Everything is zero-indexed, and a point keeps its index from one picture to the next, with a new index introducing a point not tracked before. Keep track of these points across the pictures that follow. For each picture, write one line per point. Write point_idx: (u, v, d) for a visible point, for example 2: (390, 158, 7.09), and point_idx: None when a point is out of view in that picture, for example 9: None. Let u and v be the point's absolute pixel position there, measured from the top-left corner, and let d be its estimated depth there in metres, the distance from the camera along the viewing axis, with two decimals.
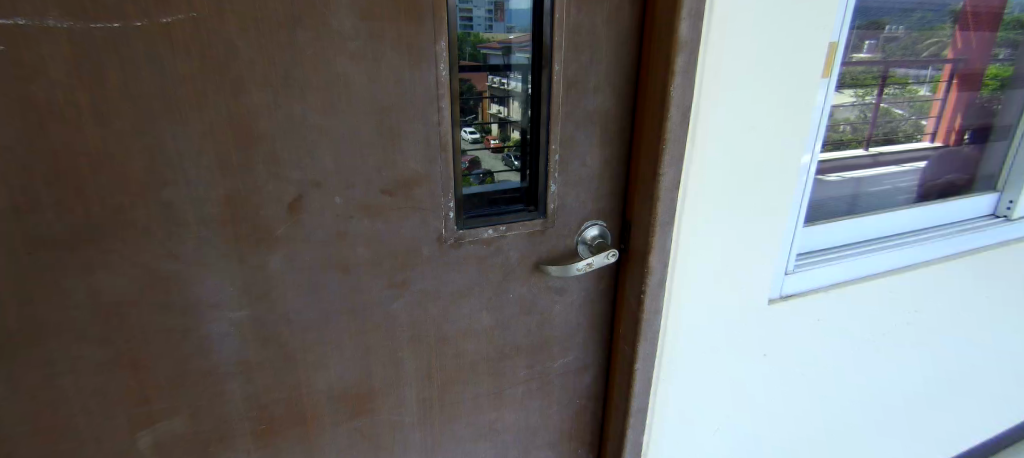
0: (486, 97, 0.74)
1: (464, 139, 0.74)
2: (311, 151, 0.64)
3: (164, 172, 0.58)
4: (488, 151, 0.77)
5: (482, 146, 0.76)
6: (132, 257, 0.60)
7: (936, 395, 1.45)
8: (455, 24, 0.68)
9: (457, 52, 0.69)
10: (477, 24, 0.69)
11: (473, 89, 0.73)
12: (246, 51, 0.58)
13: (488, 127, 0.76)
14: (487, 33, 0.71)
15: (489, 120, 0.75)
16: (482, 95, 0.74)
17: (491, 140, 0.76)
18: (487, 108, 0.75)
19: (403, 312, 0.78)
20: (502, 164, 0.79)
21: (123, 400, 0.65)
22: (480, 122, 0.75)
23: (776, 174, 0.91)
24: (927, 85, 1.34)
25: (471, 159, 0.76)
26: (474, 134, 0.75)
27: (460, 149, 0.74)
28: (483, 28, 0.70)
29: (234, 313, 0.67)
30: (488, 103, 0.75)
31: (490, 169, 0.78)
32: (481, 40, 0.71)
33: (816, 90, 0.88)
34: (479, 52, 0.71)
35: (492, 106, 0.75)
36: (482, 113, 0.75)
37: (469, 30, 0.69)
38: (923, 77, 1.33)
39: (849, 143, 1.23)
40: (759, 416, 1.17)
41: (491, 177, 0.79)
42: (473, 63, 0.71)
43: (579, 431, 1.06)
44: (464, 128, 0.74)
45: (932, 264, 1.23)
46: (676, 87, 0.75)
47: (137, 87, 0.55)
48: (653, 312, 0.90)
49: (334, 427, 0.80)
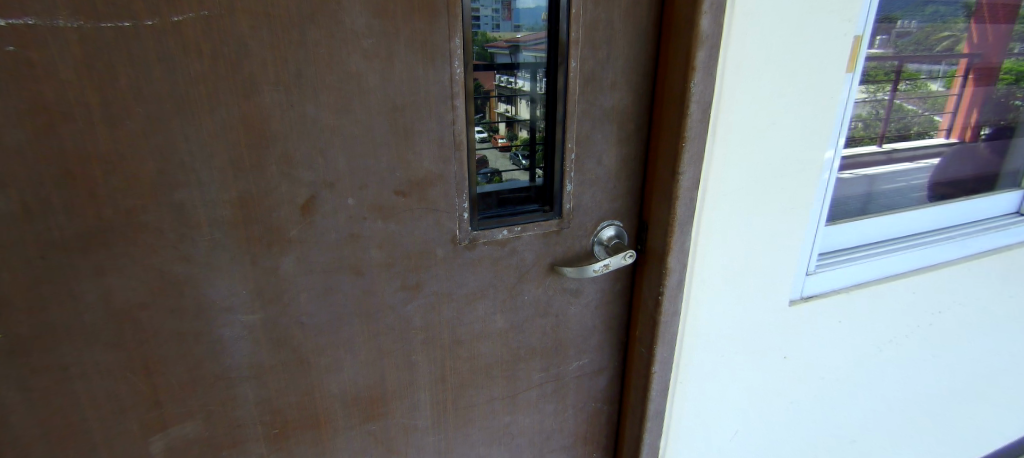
0: (494, 96, 0.72)
1: (475, 139, 0.72)
2: (323, 151, 0.63)
3: (176, 174, 0.57)
4: (496, 150, 0.75)
5: (490, 145, 0.74)
6: (143, 259, 0.59)
7: (958, 397, 1.41)
8: (466, 22, 0.66)
9: (469, 51, 0.68)
10: (484, 23, 0.67)
11: (482, 88, 0.71)
12: (258, 50, 0.57)
13: (495, 125, 0.74)
14: (494, 32, 0.69)
15: (497, 119, 0.73)
16: (490, 94, 0.71)
17: (499, 138, 0.75)
18: (495, 107, 0.73)
19: (416, 315, 0.77)
20: (510, 163, 0.77)
21: (136, 405, 0.64)
22: (488, 121, 0.73)
23: (799, 172, 0.89)
24: (940, 81, 1.30)
25: (480, 158, 0.74)
26: (482, 133, 0.73)
27: (471, 149, 0.72)
28: (490, 27, 0.68)
29: (246, 317, 0.66)
30: (495, 102, 0.73)
31: (498, 169, 0.76)
32: (489, 39, 0.69)
33: (840, 85, 0.86)
34: (486, 52, 0.69)
35: (500, 105, 0.73)
36: (490, 112, 0.73)
37: (476, 30, 0.67)
38: (936, 73, 1.28)
39: (858, 140, 1.19)
40: (776, 419, 1.14)
41: (500, 176, 0.77)
42: (483, 62, 0.70)
43: (595, 434, 1.04)
44: (475, 127, 0.72)
45: (957, 264, 1.20)
46: (697, 82, 0.73)
47: (147, 87, 0.54)
48: (672, 314, 0.88)
49: (347, 431, 0.79)
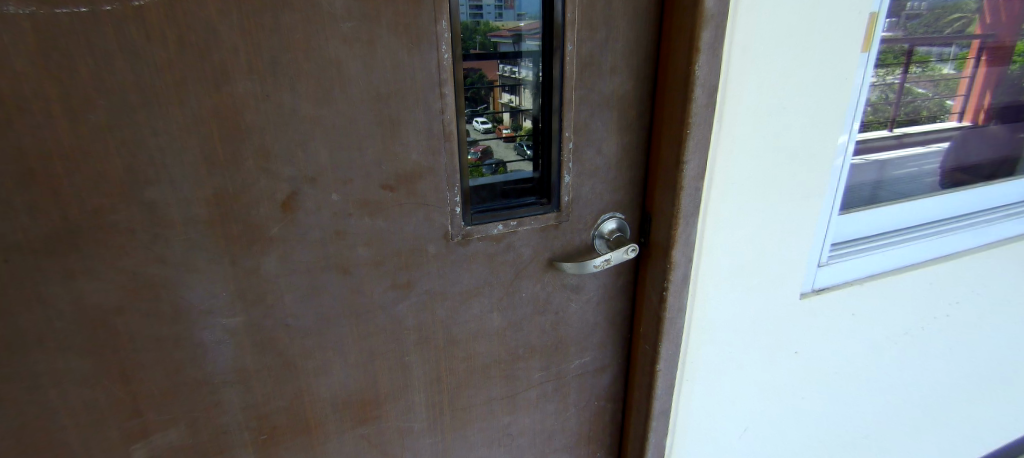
0: (497, 86, 0.69)
1: (475, 129, 0.69)
2: (303, 143, 0.59)
3: (146, 171, 0.54)
4: (500, 141, 0.71)
5: (494, 136, 0.70)
6: (115, 261, 0.56)
7: (976, 389, 1.36)
8: (465, 11, 0.63)
9: (467, 40, 0.64)
10: (486, 12, 0.64)
11: (485, 78, 0.67)
12: (229, 36, 0.53)
13: (499, 116, 0.70)
14: (497, 22, 0.65)
15: (501, 109, 0.70)
16: (493, 84, 0.68)
17: (503, 129, 0.71)
18: (498, 98, 0.69)
19: (409, 315, 0.73)
20: (514, 154, 0.73)
21: (115, 413, 0.62)
22: (492, 112, 0.70)
23: (812, 158, 0.84)
24: (951, 64, 1.23)
25: (482, 149, 0.71)
26: (486, 124, 0.70)
27: (468, 140, 0.69)
28: (493, 16, 0.65)
29: (228, 320, 0.63)
30: (499, 93, 0.69)
31: (501, 160, 0.73)
32: (491, 28, 0.65)
33: (855, 65, 0.81)
34: (488, 41, 0.66)
35: (503, 95, 0.70)
36: (494, 103, 0.69)
37: (478, 19, 0.64)
38: (947, 55, 1.21)
39: (870, 126, 1.12)
40: (786, 415, 1.10)
41: (503, 167, 0.73)
42: (483, 52, 0.66)
43: (599, 433, 1.01)
44: (475, 118, 0.69)
45: (974, 253, 1.15)
46: (701, 65, 0.69)
47: (109, 78, 0.50)
48: (677, 310, 0.84)
49: (339, 436, 0.76)
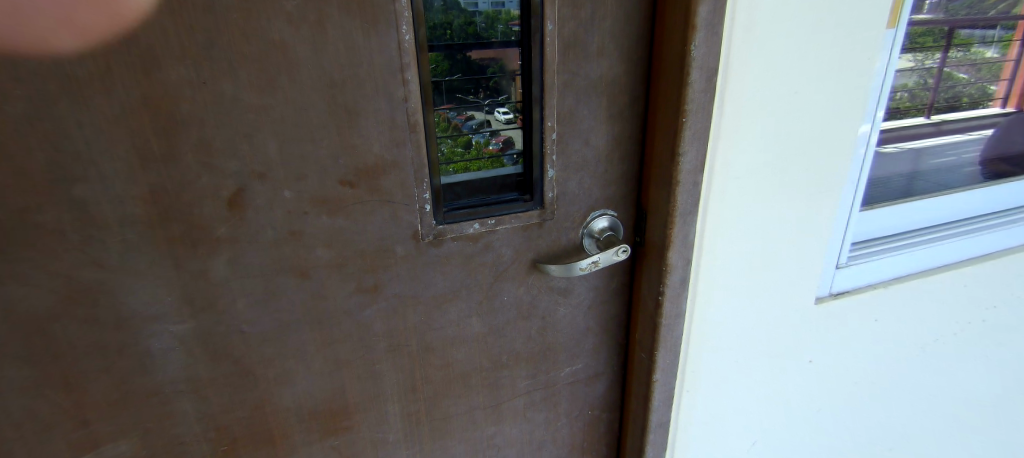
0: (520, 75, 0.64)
1: (497, 120, 0.65)
2: (249, 136, 0.54)
3: (72, 167, 0.49)
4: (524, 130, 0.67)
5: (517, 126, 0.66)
6: (46, 264, 0.51)
7: (1014, 399, 1.25)
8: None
9: (484, 31, 0.60)
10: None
11: (507, 67, 0.63)
12: (156, 16, 0.48)
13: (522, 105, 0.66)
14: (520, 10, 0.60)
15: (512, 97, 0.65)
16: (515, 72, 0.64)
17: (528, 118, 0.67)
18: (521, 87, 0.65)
19: (378, 320, 0.68)
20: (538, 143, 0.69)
21: (59, 423, 0.58)
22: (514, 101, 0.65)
23: (827, 150, 0.75)
24: (996, 46, 1.11)
25: (504, 139, 0.67)
26: (508, 114, 0.65)
27: (488, 130, 0.65)
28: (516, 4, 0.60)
29: (175, 326, 0.58)
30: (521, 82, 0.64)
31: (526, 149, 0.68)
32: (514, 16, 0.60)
33: (879, 43, 0.71)
34: (512, 31, 0.61)
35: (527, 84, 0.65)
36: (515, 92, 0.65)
37: (499, 7, 0.60)
38: (991, 38, 1.09)
39: (903, 113, 1.02)
40: (800, 427, 1.02)
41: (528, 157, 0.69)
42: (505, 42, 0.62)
43: (593, 444, 0.94)
44: (497, 108, 0.64)
45: (1015, 252, 1.04)
46: (700, 45, 0.61)
47: (23, 65, 0.45)
48: (674, 316, 0.77)
49: (307, 447, 0.72)
